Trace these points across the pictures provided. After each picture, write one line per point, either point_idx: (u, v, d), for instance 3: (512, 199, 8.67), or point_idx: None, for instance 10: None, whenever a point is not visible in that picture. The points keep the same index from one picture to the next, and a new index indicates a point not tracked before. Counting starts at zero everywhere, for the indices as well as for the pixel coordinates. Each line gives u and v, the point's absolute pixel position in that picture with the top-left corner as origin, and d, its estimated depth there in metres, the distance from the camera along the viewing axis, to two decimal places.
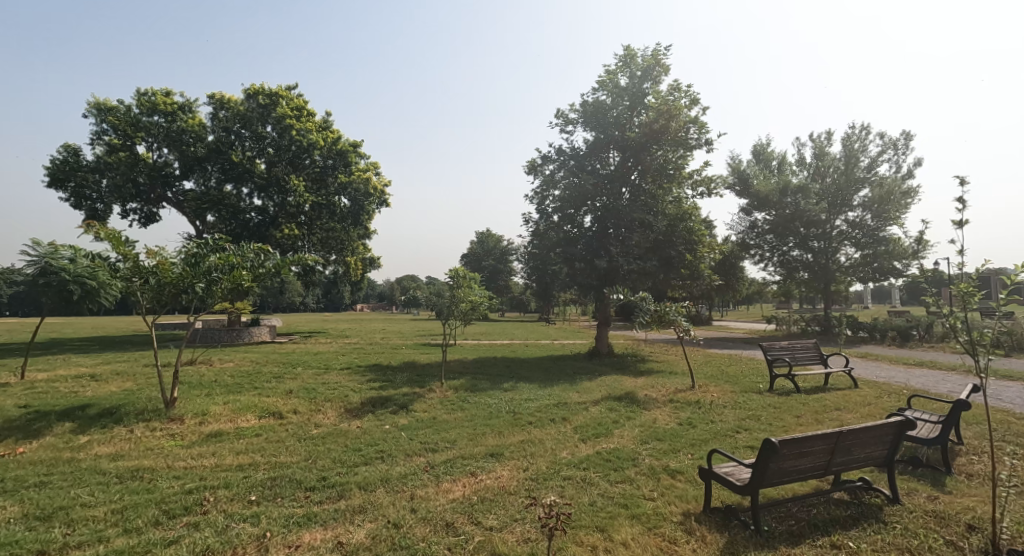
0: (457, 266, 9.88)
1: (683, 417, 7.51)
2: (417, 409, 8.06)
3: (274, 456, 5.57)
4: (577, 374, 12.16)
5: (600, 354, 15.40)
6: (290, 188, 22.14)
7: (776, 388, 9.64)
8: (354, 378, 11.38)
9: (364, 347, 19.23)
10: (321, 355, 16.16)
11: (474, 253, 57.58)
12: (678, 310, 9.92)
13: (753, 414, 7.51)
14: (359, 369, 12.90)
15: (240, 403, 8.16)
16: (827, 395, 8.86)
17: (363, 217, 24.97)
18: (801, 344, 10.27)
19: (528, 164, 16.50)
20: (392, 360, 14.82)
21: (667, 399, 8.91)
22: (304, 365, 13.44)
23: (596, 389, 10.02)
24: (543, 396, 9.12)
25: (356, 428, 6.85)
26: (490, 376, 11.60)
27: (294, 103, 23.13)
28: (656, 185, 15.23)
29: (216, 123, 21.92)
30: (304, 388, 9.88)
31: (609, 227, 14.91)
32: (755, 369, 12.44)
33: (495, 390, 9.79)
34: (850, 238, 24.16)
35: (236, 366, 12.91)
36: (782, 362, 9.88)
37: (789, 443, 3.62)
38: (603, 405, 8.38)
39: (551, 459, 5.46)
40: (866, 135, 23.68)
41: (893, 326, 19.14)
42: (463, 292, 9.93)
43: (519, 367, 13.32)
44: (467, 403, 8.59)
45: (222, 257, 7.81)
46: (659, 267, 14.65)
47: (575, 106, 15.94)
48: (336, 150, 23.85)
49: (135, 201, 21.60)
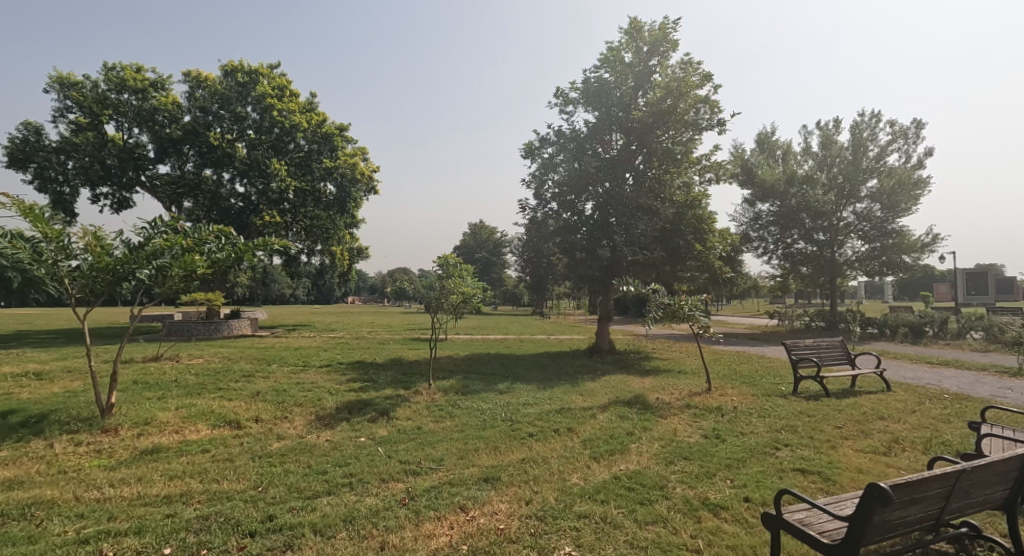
0: (447, 253, 8.78)
1: (707, 428, 6.50)
2: (399, 416, 7.01)
3: (215, 481, 4.48)
4: (579, 374, 11.14)
5: (601, 351, 14.42)
6: (271, 172, 20.85)
7: (802, 392, 8.70)
8: (333, 378, 10.30)
9: (350, 342, 18.12)
10: (301, 350, 15.05)
11: (467, 245, 56.40)
12: (694, 304, 8.92)
13: (787, 424, 6.52)
14: (340, 367, 11.83)
15: (193, 409, 7.05)
16: (862, 401, 7.88)
17: (351, 205, 23.70)
18: (828, 342, 9.30)
19: (525, 147, 15.42)
20: (378, 357, 13.76)
21: (683, 404, 7.93)
22: (280, 362, 12.32)
23: (602, 392, 9.04)
24: (543, 401, 8.10)
25: (325, 442, 5.78)
26: (484, 376, 10.56)
27: (276, 82, 21.83)
28: (663, 170, 14.19)
29: (193, 103, 20.61)
30: (274, 389, 8.81)
31: (610, 214, 13.84)
32: (771, 369, 11.51)
33: (490, 393, 8.75)
34: (858, 230, 23.29)
35: (204, 363, 11.73)
36: (807, 363, 8.93)
37: (903, 488, 2.59)
38: (611, 411, 7.37)
39: (559, 486, 4.44)
40: (876, 123, 22.80)
41: (905, 322, 18.31)
42: (454, 282, 8.88)
43: (515, 365, 12.29)
44: (458, 409, 7.54)
45: (170, 239, 6.68)
46: (666, 259, 13.59)
47: (576, 85, 14.88)
48: (321, 133, 22.53)
49: (106, 185, 20.31)
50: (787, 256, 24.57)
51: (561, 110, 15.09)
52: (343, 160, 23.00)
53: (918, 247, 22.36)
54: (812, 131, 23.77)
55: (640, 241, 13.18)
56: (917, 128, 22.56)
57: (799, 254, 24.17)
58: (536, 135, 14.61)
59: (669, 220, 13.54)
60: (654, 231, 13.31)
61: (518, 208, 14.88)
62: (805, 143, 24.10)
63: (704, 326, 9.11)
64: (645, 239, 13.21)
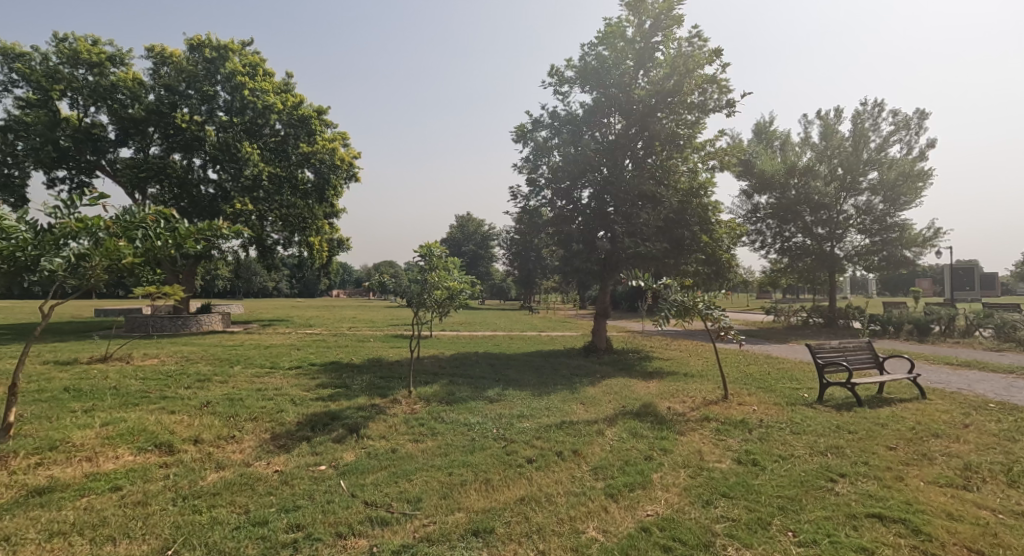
0: (430, 242, 7.61)
1: (738, 448, 5.47)
2: (372, 434, 5.90)
3: (111, 543, 3.32)
4: (576, 378, 10.12)
5: (597, 351, 13.43)
6: (243, 157, 19.45)
7: (829, 401, 7.78)
8: (303, 382, 9.15)
9: (327, 339, 16.91)
10: (272, 349, 13.84)
11: (454, 238, 54.93)
12: (712, 302, 7.90)
13: (831, 443, 5.51)
14: (312, 368, 10.69)
15: (122, 427, 5.84)
16: (902, 412, 6.95)
17: (330, 193, 22.35)
18: (854, 344, 8.38)
19: (516, 131, 14.30)
20: (355, 356, 12.61)
21: (700, 415, 6.95)
22: (245, 363, 11.11)
23: (605, 400, 8.01)
24: (540, 413, 7.05)
25: (274, 473, 4.63)
26: (472, 380, 9.48)
27: (248, 59, 20.40)
28: (665, 156, 13.16)
29: (156, 80, 19.12)
30: (228, 397, 7.58)
31: (609, 203, 12.82)
32: (783, 372, 10.62)
33: (479, 402, 7.65)
34: (858, 223, 22.58)
35: (157, 365, 10.45)
36: (835, 368, 7.99)
37: None
38: (621, 427, 6.33)
39: (572, 545, 3.37)
40: (878, 112, 22.07)
41: (909, 318, 17.60)
42: (438, 275, 7.73)
43: (505, 367, 11.23)
44: (441, 424, 6.44)
45: (86, 220, 5.44)
46: (669, 251, 12.56)
47: (571, 63, 13.78)
48: (298, 116, 21.10)
49: (61, 169, 18.79)
50: (785, 250, 23.83)
51: (555, 90, 13.98)
52: (321, 144, 21.56)
53: (920, 241, 21.68)
54: (812, 121, 22.98)
55: (642, 232, 12.14)
56: (920, 118, 21.93)
57: (798, 249, 23.41)
58: (530, 116, 13.48)
59: (673, 209, 12.55)
60: (658, 221, 12.29)
61: (508, 196, 13.77)
62: (804, 134, 23.32)
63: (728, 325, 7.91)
64: (647, 230, 12.18)
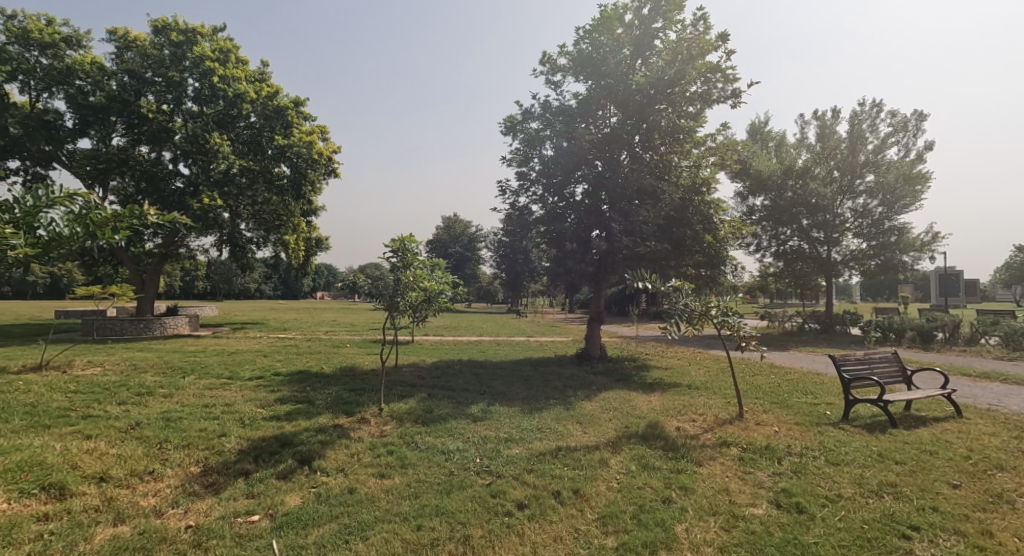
0: (403, 235, 6.48)
1: (772, 485, 4.51)
2: (327, 468, 4.83)
3: None
4: (570, 390, 9.13)
5: (591, 359, 12.52)
6: (212, 149, 18.28)
7: (856, 421, 6.91)
8: (260, 396, 8.02)
9: (300, 344, 15.74)
10: (237, 356, 12.65)
11: (439, 239, 53.63)
12: (729, 308, 6.90)
13: (883, 479, 4.58)
14: (275, 379, 9.55)
15: (13, 457, 4.68)
16: (945, 435, 6.09)
17: (307, 189, 21.11)
18: (879, 356, 7.52)
19: (504, 123, 13.33)
20: (327, 365, 11.48)
21: (715, 439, 6.01)
22: (199, 373, 9.90)
23: (604, 420, 7.01)
24: (531, 438, 6.04)
25: (187, 530, 3.53)
26: (453, 394, 8.45)
27: (218, 45, 19.21)
28: (665, 151, 12.30)
29: (119, 65, 17.88)
30: (165, 416, 6.43)
31: (604, 200, 11.91)
32: (794, 384, 9.77)
33: (460, 422, 6.62)
34: (855, 226, 22.02)
35: (97, 375, 9.21)
36: (861, 383, 7.11)
37: None
38: (627, 456, 5.36)
39: None
40: (876, 112, 21.55)
41: (912, 325, 16.91)
42: (413, 273, 6.65)
43: (491, 378, 10.21)
44: (414, 452, 5.40)
45: None
46: (670, 252, 11.68)
47: (565, 49, 12.83)
48: (272, 107, 19.84)
49: (13, 159, 17.48)
50: (780, 253, 23.19)
51: (547, 79, 13.06)
52: (298, 137, 20.28)
53: (918, 245, 21.20)
54: (809, 121, 22.38)
55: (641, 230, 11.23)
56: (918, 120, 21.46)
57: (794, 252, 22.76)
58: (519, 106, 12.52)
59: (673, 206, 11.68)
60: (657, 219, 11.41)
61: (497, 192, 12.79)
62: (801, 134, 22.71)
63: (749, 334, 6.92)
64: (647, 229, 11.28)
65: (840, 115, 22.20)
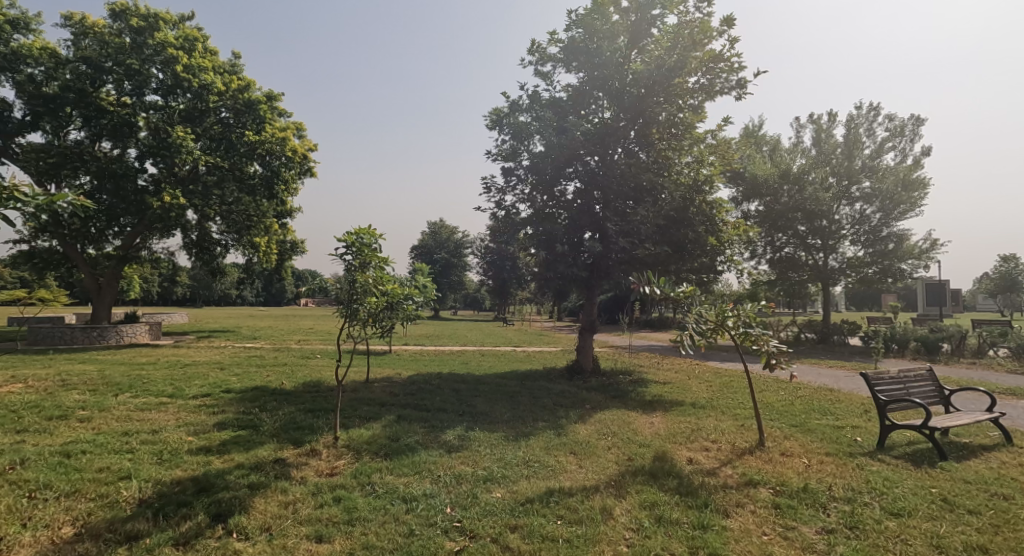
0: (359, 227, 5.26)
1: (828, 550, 3.48)
2: (247, 528, 3.68)
3: None
4: (561, 410, 8.05)
5: (583, 373, 11.50)
6: (173, 143, 16.78)
7: (895, 450, 5.94)
8: (198, 420, 6.79)
9: (266, 355, 14.42)
10: (189, 368, 11.34)
11: (425, 245, 52.20)
12: (752, 319, 5.88)
13: (967, 540, 3.57)
14: (224, 397, 8.31)
15: None
16: (1009, 471, 5.12)
17: (281, 189, 19.93)
18: (915, 373, 6.58)
19: (490, 116, 12.31)
20: (289, 379, 10.23)
21: (740, 476, 4.97)
22: (136, 390, 8.61)
23: (602, 450, 5.94)
24: (516, 477, 4.94)
25: None
26: (427, 416, 7.33)
27: (184, 33, 18.00)
28: (663, 146, 11.40)
29: (74, 53, 16.59)
30: (63, 449, 5.19)
31: (597, 199, 10.93)
32: (810, 402, 8.80)
33: (431, 455, 5.52)
34: (851, 232, 21.36)
35: (11, 393, 7.89)
36: (897, 407, 6.15)
37: None
38: (637, 503, 4.28)
39: None
40: (873, 116, 20.99)
41: (916, 335, 16.13)
42: (373, 274, 5.50)
43: (472, 395, 9.09)
44: (366, 500, 4.26)
45: None
46: (669, 256, 10.78)
47: (555, 37, 11.88)
48: (243, 101, 18.67)
49: None
50: (775, 260, 22.38)
51: (536, 68, 12.09)
52: (270, 133, 19.05)
53: (916, 253, 20.61)
54: (805, 124, 21.75)
55: (638, 231, 10.29)
56: (915, 125, 20.96)
57: (789, 259, 22.03)
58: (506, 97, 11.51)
59: (672, 205, 10.75)
60: (656, 219, 10.44)
61: (481, 190, 11.70)
62: (796, 138, 22.09)
63: (777, 349, 5.88)
64: (645, 229, 10.33)
65: (836, 118, 21.60)
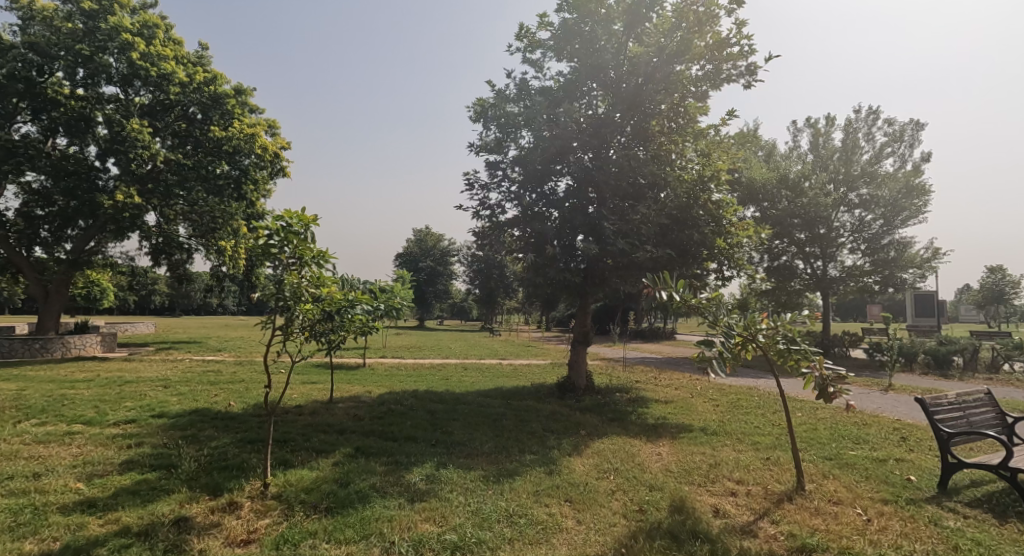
0: (288, 211, 3.98)
1: None
2: None
3: None
4: (551, 439, 6.85)
5: (576, 391, 10.33)
6: (131, 137, 15.39)
7: (963, 494, 4.82)
8: (104, 457, 5.47)
9: (224, 370, 13.02)
10: (128, 387, 9.91)
11: (411, 253, 50.77)
12: (795, 334, 4.79)
13: None
14: (152, 424, 6.97)
15: None
16: None
17: (250, 188, 18.59)
18: (973, 397, 5.50)
19: (474, 107, 11.21)
20: (239, 400, 8.88)
21: (791, 540, 3.79)
22: (47, 416, 7.22)
23: (605, 496, 4.74)
24: (495, 543, 3.72)
25: None
26: (390, 448, 6.08)
27: (142, 19, 16.68)
28: (663, 140, 10.37)
29: (21, 38, 15.17)
30: None
31: (591, 197, 9.81)
32: (836, 426, 7.71)
33: (386, 508, 4.28)
34: (851, 240, 20.56)
35: None
36: (961, 441, 5.05)
37: None
38: None
39: None
40: (872, 120, 20.31)
41: (925, 347, 15.22)
42: (311, 273, 4.30)
43: (448, 419, 7.84)
44: None
45: None
46: (671, 260, 9.70)
47: (544, 21, 10.86)
48: (209, 94, 17.45)
49: None
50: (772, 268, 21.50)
51: (523, 55, 11.05)
52: (238, 129, 17.77)
53: (918, 262, 19.93)
54: (802, 128, 21.01)
55: (638, 232, 9.20)
56: (914, 129, 20.35)
57: (787, 268, 21.15)
58: (491, 85, 10.43)
59: (674, 204, 9.73)
60: (657, 219, 9.38)
61: (463, 186, 10.50)
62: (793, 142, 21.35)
63: (830, 373, 4.75)
64: (645, 229, 9.25)
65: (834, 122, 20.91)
